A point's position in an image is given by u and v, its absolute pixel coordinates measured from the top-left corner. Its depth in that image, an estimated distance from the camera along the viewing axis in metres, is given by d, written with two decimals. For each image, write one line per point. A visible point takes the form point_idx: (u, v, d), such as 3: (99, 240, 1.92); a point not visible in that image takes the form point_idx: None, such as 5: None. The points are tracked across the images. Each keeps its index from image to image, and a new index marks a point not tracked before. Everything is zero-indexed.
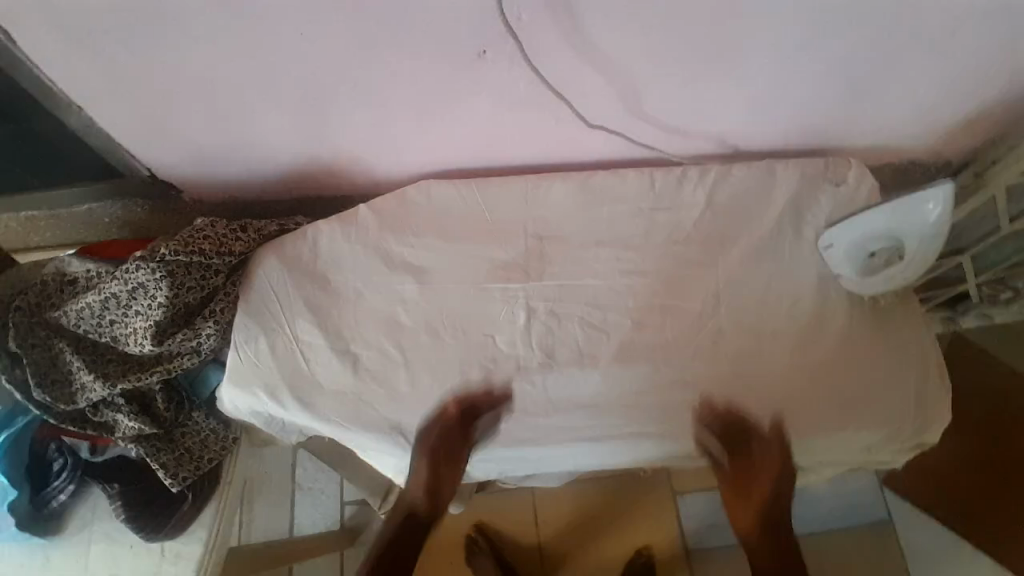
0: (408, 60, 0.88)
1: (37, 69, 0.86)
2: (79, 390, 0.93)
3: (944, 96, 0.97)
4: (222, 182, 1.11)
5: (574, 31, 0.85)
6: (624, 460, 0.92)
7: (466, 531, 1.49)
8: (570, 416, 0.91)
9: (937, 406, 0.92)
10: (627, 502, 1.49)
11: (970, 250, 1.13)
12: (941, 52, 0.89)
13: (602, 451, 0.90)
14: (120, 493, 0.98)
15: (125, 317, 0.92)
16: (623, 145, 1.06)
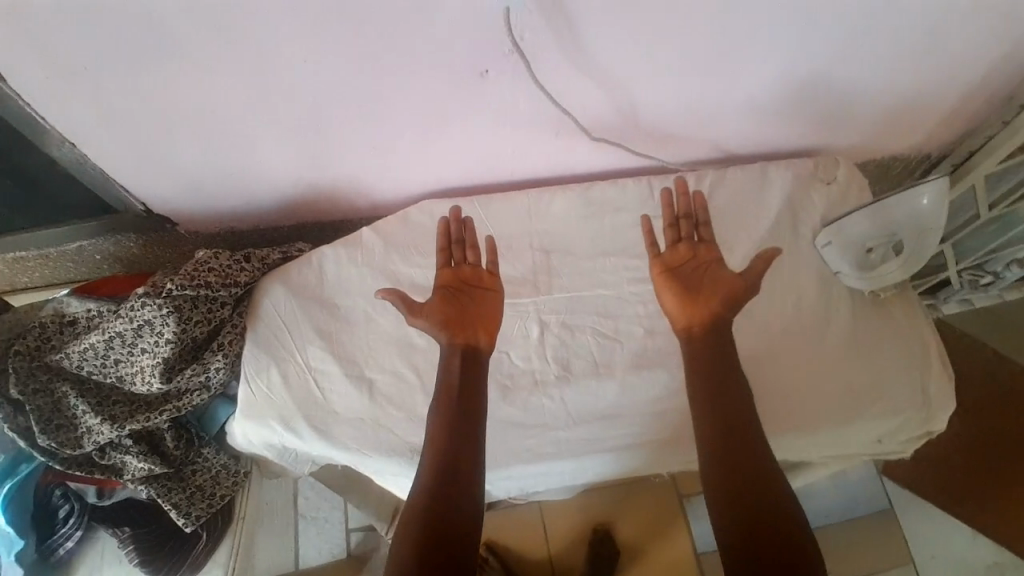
0: (412, 82, 0.88)
1: (29, 108, 0.84)
2: (85, 433, 0.91)
3: (924, 94, 1.02)
4: (219, 212, 1.09)
5: (575, 48, 0.86)
6: (646, 468, 0.92)
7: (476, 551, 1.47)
8: (590, 427, 0.91)
9: (941, 394, 0.95)
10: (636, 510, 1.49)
11: (952, 239, 1.20)
12: (923, 53, 0.93)
13: (625, 460, 0.91)
14: (132, 536, 0.97)
15: (131, 356, 0.90)
16: (621, 156, 1.08)
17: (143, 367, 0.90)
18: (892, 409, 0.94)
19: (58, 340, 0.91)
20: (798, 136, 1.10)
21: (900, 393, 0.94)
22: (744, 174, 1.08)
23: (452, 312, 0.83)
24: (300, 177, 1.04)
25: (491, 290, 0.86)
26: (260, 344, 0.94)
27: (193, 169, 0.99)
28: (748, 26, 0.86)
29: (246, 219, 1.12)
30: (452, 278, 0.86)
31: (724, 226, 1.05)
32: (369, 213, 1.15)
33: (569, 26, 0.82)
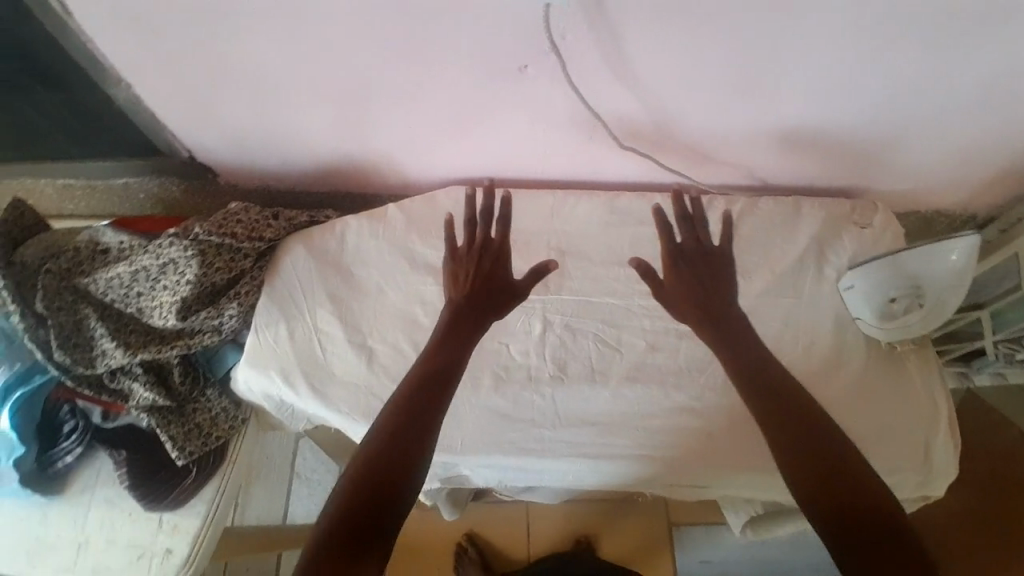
0: (452, 67, 0.90)
1: (95, 46, 0.90)
2: (99, 355, 0.96)
3: (976, 150, 0.98)
4: (257, 169, 1.14)
5: (615, 54, 0.86)
6: (626, 482, 0.92)
7: (456, 540, 1.48)
8: (575, 431, 0.91)
9: (944, 460, 0.91)
10: (619, 525, 1.48)
11: (990, 306, 1.14)
12: (978, 107, 0.90)
13: (605, 470, 0.90)
14: (127, 461, 1.00)
15: (153, 290, 0.95)
16: (652, 170, 1.08)
17: (162, 301, 0.94)
18: (892, 465, 0.90)
19: (89, 266, 0.97)
20: (837, 174, 1.07)
21: (901, 450, 0.91)
22: (776, 206, 1.06)
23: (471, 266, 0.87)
24: (337, 146, 1.07)
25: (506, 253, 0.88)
26: (275, 301, 0.98)
27: (237, 124, 1.03)
28: (794, 54, 0.84)
29: (281, 179, 1.16)
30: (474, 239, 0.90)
31: (745, 254, 1.03)
32: (398, 191, 1.18)
33: (611, 32, 0.83)
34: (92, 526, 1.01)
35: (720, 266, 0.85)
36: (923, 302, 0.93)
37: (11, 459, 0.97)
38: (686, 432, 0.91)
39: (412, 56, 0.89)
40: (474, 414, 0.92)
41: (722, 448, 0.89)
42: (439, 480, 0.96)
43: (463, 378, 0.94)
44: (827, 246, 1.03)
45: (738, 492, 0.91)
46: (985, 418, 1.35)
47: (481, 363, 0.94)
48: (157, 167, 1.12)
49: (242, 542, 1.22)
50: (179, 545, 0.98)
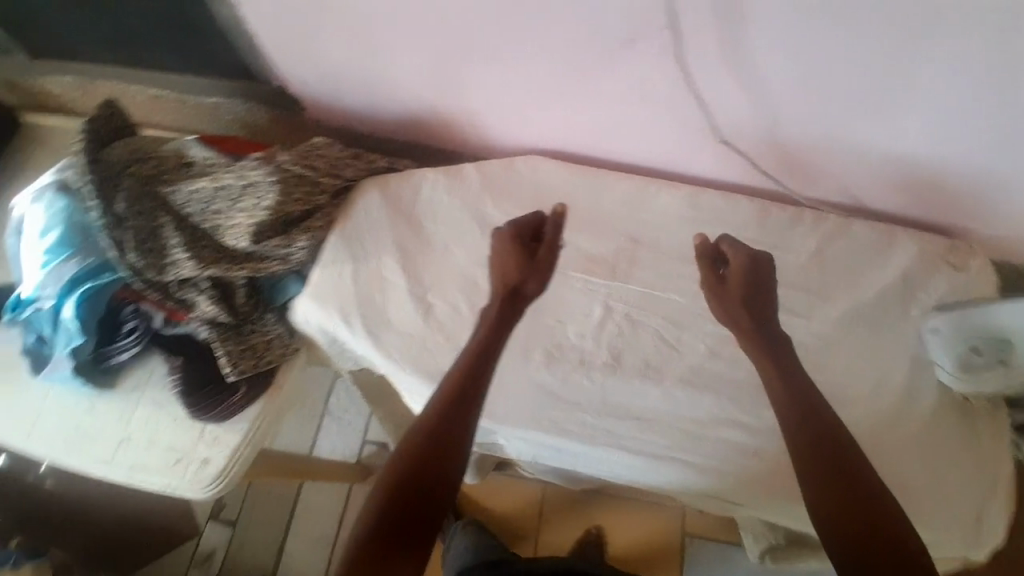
0: (559, 31, 0.88)
1: None
2: (166, 265, 0.98)
3: None
4: (342, 108, 1.14)
5: (732, 41, 0.82)
6: (661, 486, 0.89)
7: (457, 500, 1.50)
8: (618, 421, 0.90)
9: (998, 527, 0.86)
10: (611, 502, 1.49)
11: None
12: None
13: (642, 468, 0.88)
14: (182, 369, 1.03)
15: (230, 210, 0.97)
16: (739, 171, 1.03)
17: (236, 222, 0.97)
18: (942, 517, 0.86)
19: (171, 179, 0.99)
20: (938, 209, 1.01)
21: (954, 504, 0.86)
22: (867, 232, 1.01)
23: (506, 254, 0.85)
24: (425, 96, 1.07)
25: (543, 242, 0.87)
26: (342, 239, 1.00)
27: (333, 60, 1.04)
28: (927, 70, 0.79)
29: (363, 122, 1.17)
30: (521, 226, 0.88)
31: (821, 276, 0.99)
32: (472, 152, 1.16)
33: (731, 17, 0.79)
34: (135, 419, 1.07)
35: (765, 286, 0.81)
36: (1008, 362, 0.88)
37: (69, 347, 1.02)
38: (732, 447, 0.87)
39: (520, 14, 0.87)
40: (518, 385, 0.92)
41: (768, 470, 0.86)
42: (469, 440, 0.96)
43: (515, 349, 0.93)
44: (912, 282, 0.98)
45: (772, 516, 0.87)
46: None
47: (535, 337, 0.94)
48: (251, 92, 1.15)
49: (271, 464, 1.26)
50: (217, 457, 1.02)
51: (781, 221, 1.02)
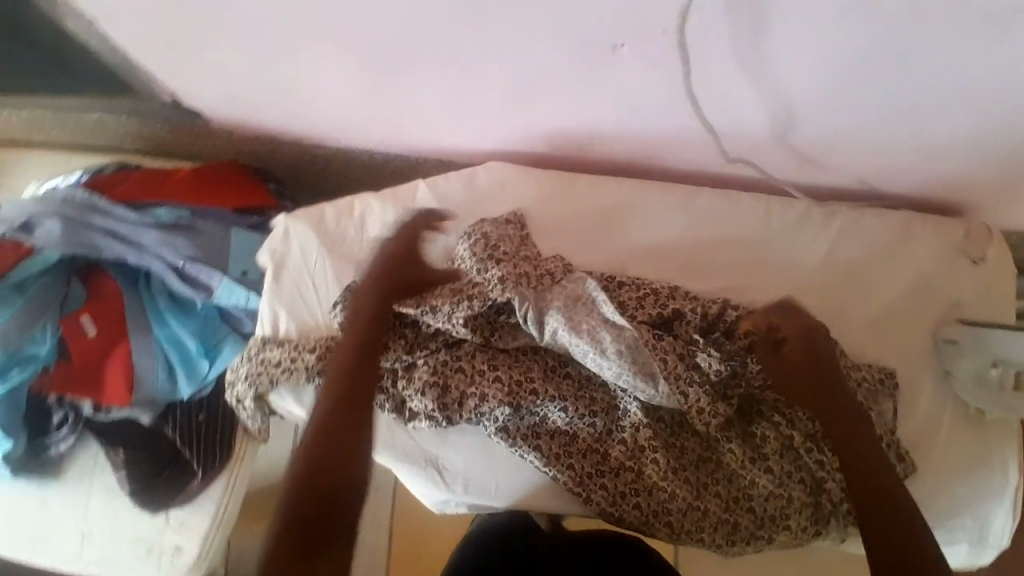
0: (518, 29, 0.69)
1: None
2: (549, 441, 0.84)
3: None
4: (248, 119, 0.94)
5: (747, 34, 0.65)
6: (717, 533, 0.82)
7: None
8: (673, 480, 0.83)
9: (999, 527, 0.86)
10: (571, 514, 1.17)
11: None
12: None
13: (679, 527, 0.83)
14: (127, 462, 0.94)
15: (604, 444, 0.85)
16: (927, 254, 0.89)
17: (763, 452, 0.81)
18: (983, 534, 0.86)
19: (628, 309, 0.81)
20: (961, 191, 0.89)
21: (999, 514, 0.86)
22: (882, 221, 0.90)
23: (220, 196, 0.94)
24: (352, 109, 0.88)
25: (184, 183, 0.93)
26: (292, 312, 0.84)
27: (234, 73, 0.83)
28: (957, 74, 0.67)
29: (276, 131, 0.96)
30: (224, 193, 0.94)
31: (833, 285, 0.89)
32: (413, 150, 0.97)
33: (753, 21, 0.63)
34: (94, 512, 0.95)
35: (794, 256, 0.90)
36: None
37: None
38: (776, 496, 0.81)
39: (481, 22, 0.68)
40: (516, 460, 0.86)
41: (820, 511, 0.81)
42: (468, 506, 0.88)
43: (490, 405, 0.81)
44: (950, 294, 0.89)
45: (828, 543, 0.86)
46: None
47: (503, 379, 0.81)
48: (136, 109, 0.93)
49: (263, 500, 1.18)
50: (191, 541, 0.92)
51: (781, 225, 0.90)
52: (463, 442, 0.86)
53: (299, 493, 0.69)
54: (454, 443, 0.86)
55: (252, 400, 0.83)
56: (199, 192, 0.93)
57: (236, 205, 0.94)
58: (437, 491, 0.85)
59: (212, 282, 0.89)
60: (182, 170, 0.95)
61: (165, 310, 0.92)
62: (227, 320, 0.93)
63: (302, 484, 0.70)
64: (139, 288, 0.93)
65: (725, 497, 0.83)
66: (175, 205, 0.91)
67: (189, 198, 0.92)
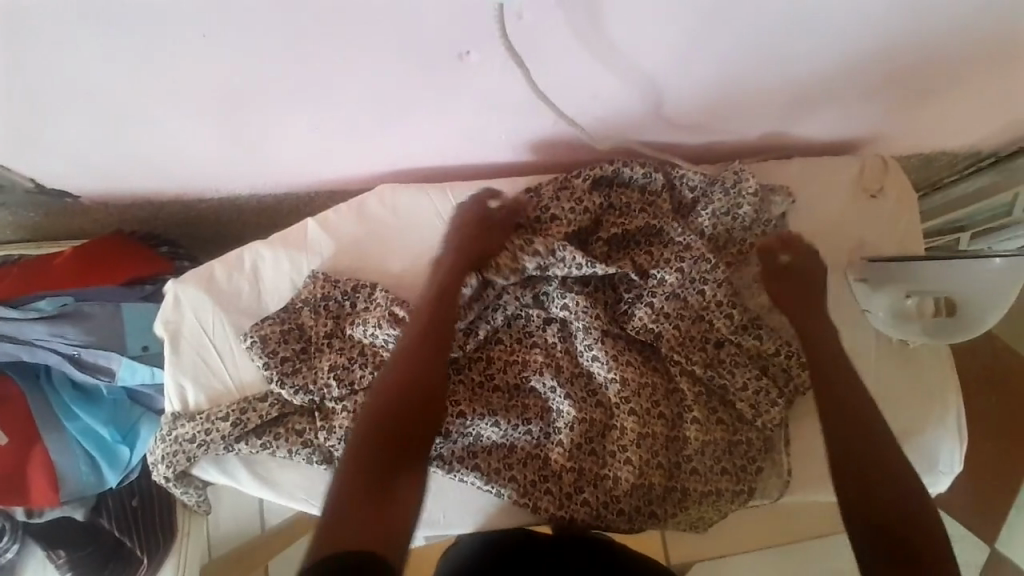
0: (357, 56, 0.66)
1: None
2: (486, 457, 0.83)
3: (999, 103, 0.83)
4: (120, 189, 0.90)
5: (588, 21, 0.63)
6: (669, 508, 0.82)
7: None
8: (616, 465, 0.81)
9: (943, 448, 0.87)
10: None
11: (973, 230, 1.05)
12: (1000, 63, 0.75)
13: (629, 511, 0.81)
14: (72, 562, 0.92)
15: (541, 444, 0.83)
16: (824, 195, 0.89)
17: (692, 410, 0.82)
18: (934, 463, 0.87)
19: (525, 306, 0.84)
20: (847, 128, 0.88)
21: (944, 439, 0.87)
22: (777, 170, 0.89)
23: (103, 274, 0.90)
24: (223, 160, 0.85)
25: (64, 268, 0.90)
26: (197, 380, 0.82)
27: (87, 148, 0.79)
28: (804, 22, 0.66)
29: (154, 195, 0.92)
30: (107, 270, 0.90)
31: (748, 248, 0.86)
32: (299, 188, 0.93)
33: (587, 8, 0.61)
34: None
35: None
36: (953, 312, 0.81)
37: None
38: (724, 458, 0.82)
39: (320, 53, 0.65)
40: (458, 486, 0.84)
41: (772, 461, 0.83)
42: (423, 537, 0.87)
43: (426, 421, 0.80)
44: (857, 233, 0.89)
45: (783, 501, 0.85)
46: (986, 354, 1.24)
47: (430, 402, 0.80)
48: (1, 200, 0.89)
49: None
50: None
51: None
52: None
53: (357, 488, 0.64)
54: None
55: (177, 478, 0.82)
56: (82, 274, 0.89)
57: (122, 279, 0.90)
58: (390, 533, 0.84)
59: (113, 364, 0.87)
60: (65, 252, 0.92)
61: (71, 402, 0.89)
62: (138, 399, 0.91)
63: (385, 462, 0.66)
64: (43, 381, 0.90)
65: (669, 467, 0.82)
66: (57, 294, 0.88)
67: (71, 283, 0.89)
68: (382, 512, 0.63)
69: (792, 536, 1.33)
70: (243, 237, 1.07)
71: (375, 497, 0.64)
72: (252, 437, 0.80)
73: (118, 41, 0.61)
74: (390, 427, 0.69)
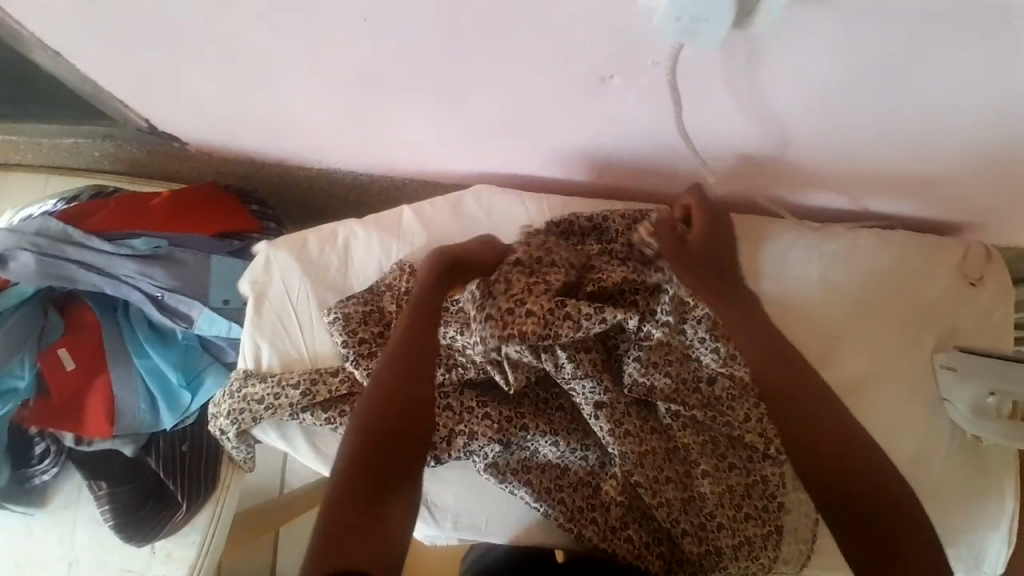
0: (496, 58, 0.66)
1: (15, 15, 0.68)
2: (539, 474, 0.83)
3: None
4: (227, 144, 0.91)
5: (738, 65, 0.62)
6: None
7: None
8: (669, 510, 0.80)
9: (992, 549, 0.86)
10: None
11: None
12: None
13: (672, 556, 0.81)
14: (109, 495, 0.94)
15: (595, 472, 0.83)
16: (922, 275, 0.87)
17: (699, 465, 0.79)
18: (979, 561, 0.86)
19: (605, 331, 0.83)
20: (958, 213, 0.87)
21: (994, 542, 0.86)
22: (879, 242, 0.88)
23: (195, 222, 0.91)
24: (334, 135, 0.86)
25: (159, 209, 0.92)
26: (273, 344, 0.83)
27: (208, 101, 0.81)
28: (951, 105, 0.65)
29: (257, 155, 0.94)
30: (201, 219, 0.92)
31: (802, 320, 0.87)
32: (396, 174, 0.94)
33: (742, 55, 0.61)
34: (78, 543, 0.95)
35: (790, 272, 0.88)
36: None
37: None
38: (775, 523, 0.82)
39: (464, 51, 0.66)
40: (505, 497, 0.85)
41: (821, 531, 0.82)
42: (459, 539, 0.87)
43: (490, 428, 0.80)
44: (948, 321, 0.87)
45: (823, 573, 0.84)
46: None
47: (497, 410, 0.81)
48: (113, 133, 0.91)
49: (253, 523, 1.17)
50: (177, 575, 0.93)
51: (750, 257, 0.88)
52: (452, 479, 0.85)
53: (343, 500, 0.64)
54: (442, 479, 0.85)
55: (235, 434, 0.83)
56: (175, 219, 0.91)
57: (213, 230, 0.92)
58: (430, 526, 0.85)
59: (192, 312, 0.89)
60: (164, 193, 0.94)
61: (144, 340, 0.90)
62: (207, 349, 0.93)
63: (370, 474, 0.66)
64: (121, 315, 0.92)
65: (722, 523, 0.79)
66: (150, 235, 0.90)
67: (165, 224, 0.91)
68: (371, 528, 0.64)
69: None
70: (326, 209, 1.07)
71: (362, 509, 0.64)
72: (319, 410, 0.81)
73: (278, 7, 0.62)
74: (385, 446, 0.68)
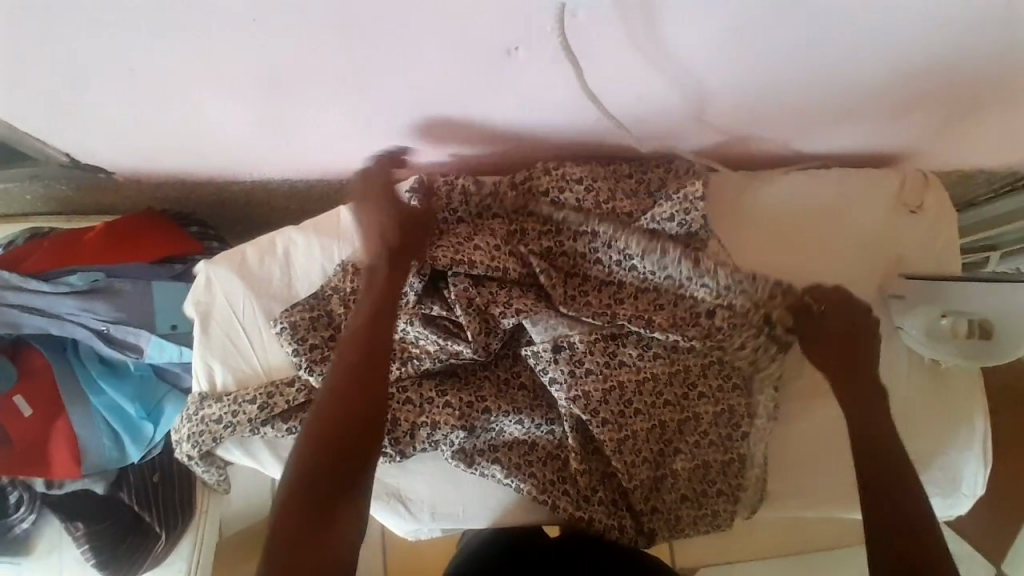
0: (400, 45, 0.65)
1: None
2: (508, 452, 0.83)
3: None
4: (155, 168, 0.90)
5: (641, 20, 0.61)
6: (684, 516, 0.81)
7: None
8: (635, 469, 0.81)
9: (967, 469, 0.86)
10: None
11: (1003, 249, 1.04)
12: None
13: (645, 515, 0.82)
14: (87, 535, 0.93)
15: (561, 443, 0.83)
16: (862, 209, 0.87)
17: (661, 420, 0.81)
18: (957, 482, 0.87)
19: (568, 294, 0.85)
20: (891, 142, 0.87)
21: (967, 462, 0.86)
22: (817, 181, 0.88)
23: (132, 251, 0.90)
24: (259, 144, 0.84)
25: (94, 242, 0.90)
26: (226, 363, 0.82)
27: (124, 127, 0.79)
28: (860, 36, 0.65)
29: (187, 175, 0.92)
30: (137, 247, 0.90)
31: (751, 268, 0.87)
32: (331, 175, 0.93)
33: (642, 10, 0.60)
34: None
35: (733, 222, 0.88)
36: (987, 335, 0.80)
37: None
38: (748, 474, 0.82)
39: (367, 43, 0.64)
40: (479, 483, 0.85)
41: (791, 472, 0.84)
42: (440, 529, 0.87)
43: (451, 414, 0.79)
44: (894, 251, 0.88)
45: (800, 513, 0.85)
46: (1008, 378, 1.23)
47: (458, 395, 0.81)
48: (37, 172, 0.89)
49: None
50: None
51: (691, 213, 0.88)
52: (424, 472, 0.85)
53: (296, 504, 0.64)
54: (414, 473, 0.85)
55: (200, 457, 0.82)
56: (113, 250, 0.90)
57: (152, 256, 0.90)
58: (407, 520, 0.85)
59: (141, 341, 0.88)
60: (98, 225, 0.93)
61: (98, 376, 0.90)
62: (164, 377, 0.92)
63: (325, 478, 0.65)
64: (71, 354, 0.90)
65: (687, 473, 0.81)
66: (87, 270, 0.88)
67: (101, 257, 0.89)
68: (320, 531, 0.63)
69: (799, 546, 1.33)
70: (270, 220, 1.06)
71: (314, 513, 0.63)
72: (279, 422, 0.80)
73: (169, 22, 0.61)
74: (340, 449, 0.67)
